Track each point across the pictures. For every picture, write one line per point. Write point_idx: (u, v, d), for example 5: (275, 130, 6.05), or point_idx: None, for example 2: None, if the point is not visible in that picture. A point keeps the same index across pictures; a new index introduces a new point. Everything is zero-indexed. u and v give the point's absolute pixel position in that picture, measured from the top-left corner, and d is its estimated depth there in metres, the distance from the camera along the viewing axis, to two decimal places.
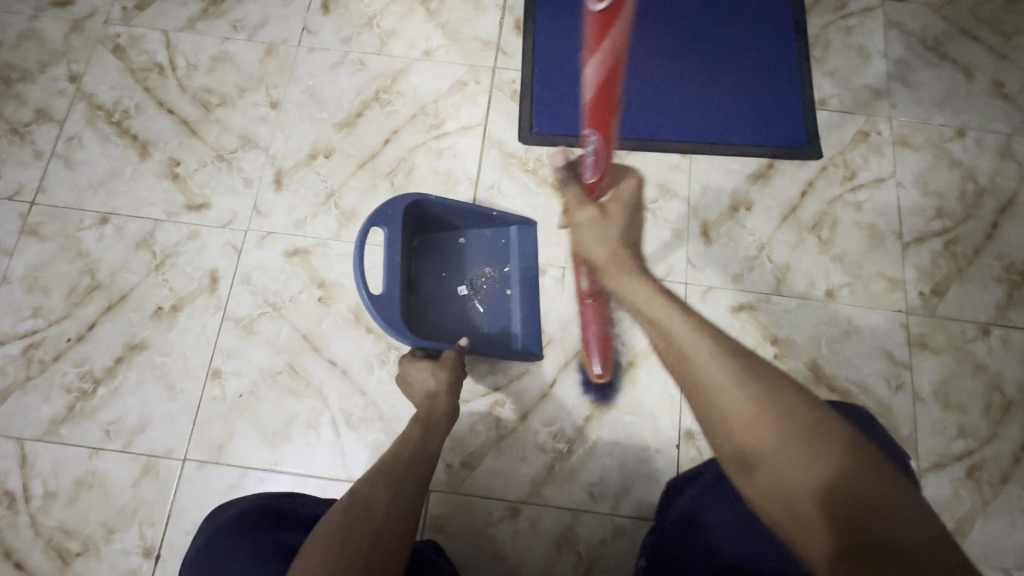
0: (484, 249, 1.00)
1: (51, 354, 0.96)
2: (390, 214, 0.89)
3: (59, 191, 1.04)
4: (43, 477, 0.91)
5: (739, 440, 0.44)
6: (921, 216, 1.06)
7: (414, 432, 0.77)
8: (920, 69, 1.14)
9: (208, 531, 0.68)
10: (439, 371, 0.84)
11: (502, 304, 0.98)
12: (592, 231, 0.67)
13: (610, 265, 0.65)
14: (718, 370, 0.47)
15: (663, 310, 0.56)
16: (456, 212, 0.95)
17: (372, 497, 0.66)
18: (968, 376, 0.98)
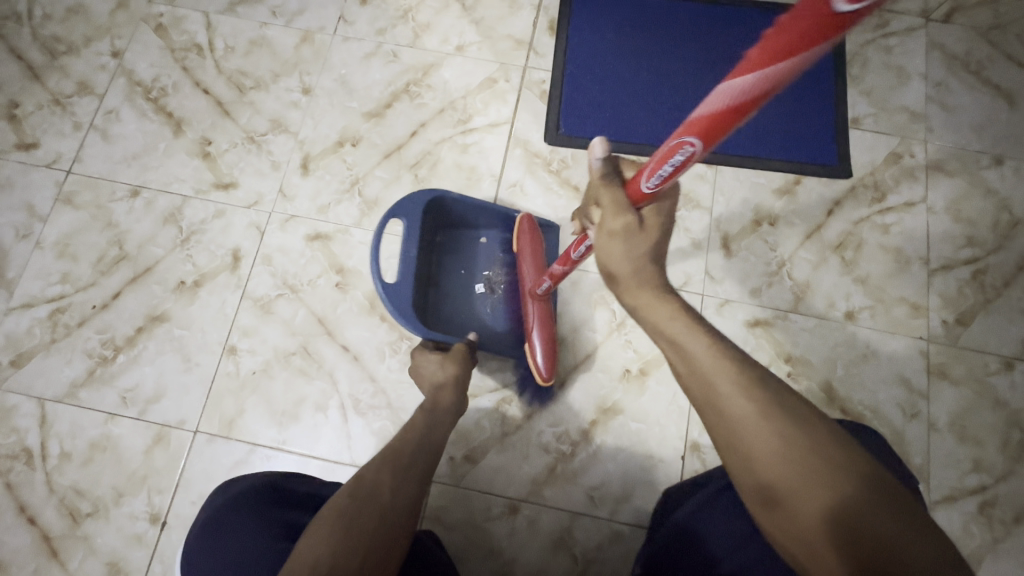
0: (507, 249, 1.00)
1: (77, 319, 0.99)
2: (410, 209, 0.89)
3: (95, 162, 1.07)
4: (60, 438, 0.93)
5: (758, 473, 0.44)
6: (950, 243, 1.03)
7: (418, 420, 0.78)
8: (959, 93, 1.11)
9: (218, 501, 0.70)
10: (447, 363, 0.84)
11: (518, 304, 0.97)
12: (620, 246, 0.54)
13: (636, 283, 0.53)
14: (739, 402, 0.45)
15: (693, 342, 0.49)
16: (477, 211, 0.96)
17: (379, 483, 0.67)
18: (987, 410, 0.95)
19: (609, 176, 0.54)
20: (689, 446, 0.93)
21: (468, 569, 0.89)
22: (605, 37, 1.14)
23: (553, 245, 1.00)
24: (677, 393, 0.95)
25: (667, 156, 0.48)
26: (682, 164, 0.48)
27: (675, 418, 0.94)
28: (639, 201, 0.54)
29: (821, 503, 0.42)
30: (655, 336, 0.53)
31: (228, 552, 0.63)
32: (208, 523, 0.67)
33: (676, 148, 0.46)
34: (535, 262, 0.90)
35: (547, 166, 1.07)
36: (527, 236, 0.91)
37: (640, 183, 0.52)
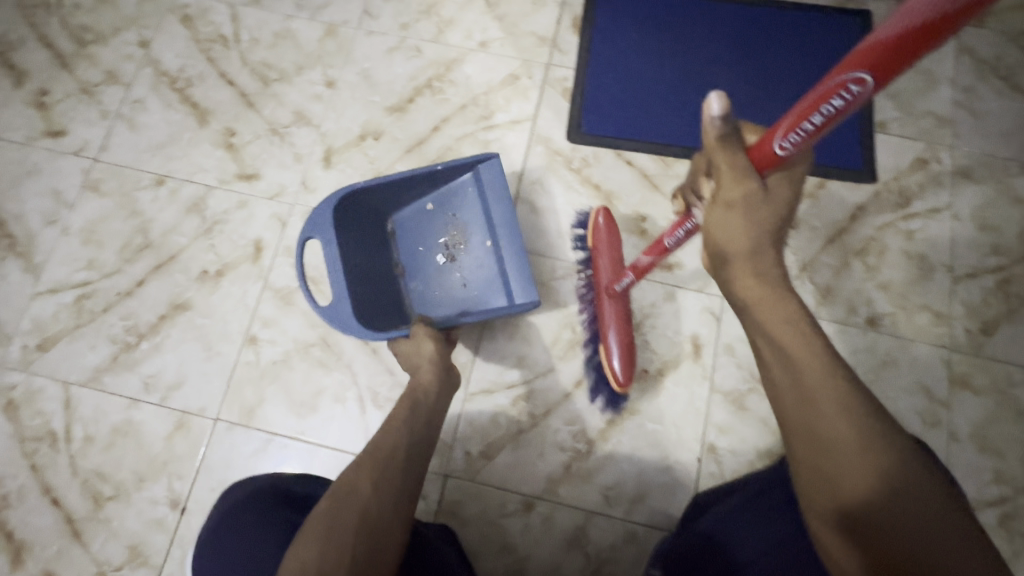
0: (456, 207, 0.97)
1: (101, 306, 1.00)
2: (323, 224, 0.86)
3: (121, 151, 1.08)
4: (84, 422, 0.95)
5: (834, 485, 0.47)
6: (975, 251, 1.02)
7: (401, 409, 0.76)
8: (989, 98, 1.09)
9: (217, 513, 0.71)
10: (417, 343, 0.84)
11: (480, 260, 0.96)
12: (738, 217, 0.54)
13: (742, 261, 0.56)
14: (832, 415, 0.48)
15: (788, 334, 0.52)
16: (398, 183, 0.91)
17: (359, 479, 0.64)
18: (1009, 421, 0.94)
19: (728, 137, 0.53)
20: (705, 448, 0.93)
21: (482, 563, 0.89)
22: (629, 35, 1.14)
23: (495, 177, 0.93)
24: (695, 395, 0.95)
25: (823, 100, 0.46)
26: (838, 110, 0.46)
27: (692, 420, 0.94)
28: (764, 167, 0.53)
29: (889, 524, 0.45)
30: (754, 334, 0.55)
31: (240, 553, 0.65)
32: (216, 528, 0.68)
33: (837, 87, 0.44)
34: (614, 259, 0.93)
35: (568, 164, 1.07)
36: (605, 231, 0.95)
37: (773, 141, 0.51)
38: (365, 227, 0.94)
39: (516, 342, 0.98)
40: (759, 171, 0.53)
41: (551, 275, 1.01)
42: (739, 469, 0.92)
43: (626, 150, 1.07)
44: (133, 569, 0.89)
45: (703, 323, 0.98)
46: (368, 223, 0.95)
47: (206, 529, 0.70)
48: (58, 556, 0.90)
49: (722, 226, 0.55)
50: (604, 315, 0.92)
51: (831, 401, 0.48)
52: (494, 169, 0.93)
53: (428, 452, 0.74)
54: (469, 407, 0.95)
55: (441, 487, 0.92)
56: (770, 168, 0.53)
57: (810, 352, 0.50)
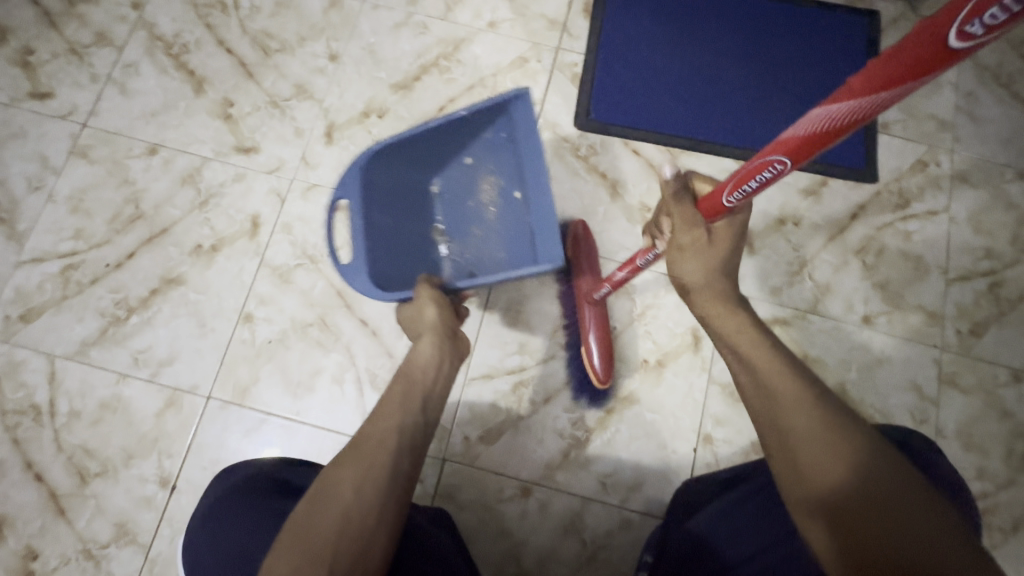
0: (496, 161, 0.89)
1: (89, 277, 0.97)
2: (350, 182, 0.79)
3: (112, 116, 1.04)
4: (70, 396, 0.92)
5: (804, 479, 0.48)
6: (969, 255, 1.04)
7: (397, 388, 0.65)
8: (989, 105, 1.11)
9: (205, 503, 0.68)
10: (419, 309, 0.73)
11: (517, 219, 0.89)
12: (693, 258, 0.60)
13: (704, 291, 0.60)
14: (794, 411, 0.50)
15: (747, 342, 0.56)
16: (428, 134, 0.83)
17: (340, 480, 0.54)
18: (993, 420, 0.97)
19: (679, 193, 0.60)
20: (701, 439, 0.94)
21: (477, 548, 0.90)
22: (640, 23, 1.13)
23: (533, 121, 0.80)
24: (693, 387, 0.96)
25: (753, 172, 0.52)
26: (769, 178, 0.52)
27: (690, 411, 0.95)
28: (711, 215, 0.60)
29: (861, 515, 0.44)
30: (719, 346, 0.59)
31: (227, 544, 0.62)
32: (205, 516, 0.66)
33: (765, 164, 0.51)
34: (591, 268, 0.95)
35: (575, 151, 1.06)
36: (581, 247, 0.96)
37: (721, 197, 0.57)
38: (395, 183, 0.88)
39: (517, 329, 0.98)
40: (706, 220, 0.60)
41: None
42: (734, 460, 0.93)
43: (634, 139, 1.06)
44: (120, 547, 0.87)
45: None
46: (400, 178, 0.88)
47: (197, 514, 0.68)
48: (41, 532, 0.87)
49: (678, 265, 0.61)
50: (583, 324, 0.93)
51: (795, 400, 0.50)
52: (532, 110, 0.80)
53: (429, 440, 0.63)
54: (468, 391, 0.95)
55: (438, 471, 0.92)
56: (722, 213, 0.58)
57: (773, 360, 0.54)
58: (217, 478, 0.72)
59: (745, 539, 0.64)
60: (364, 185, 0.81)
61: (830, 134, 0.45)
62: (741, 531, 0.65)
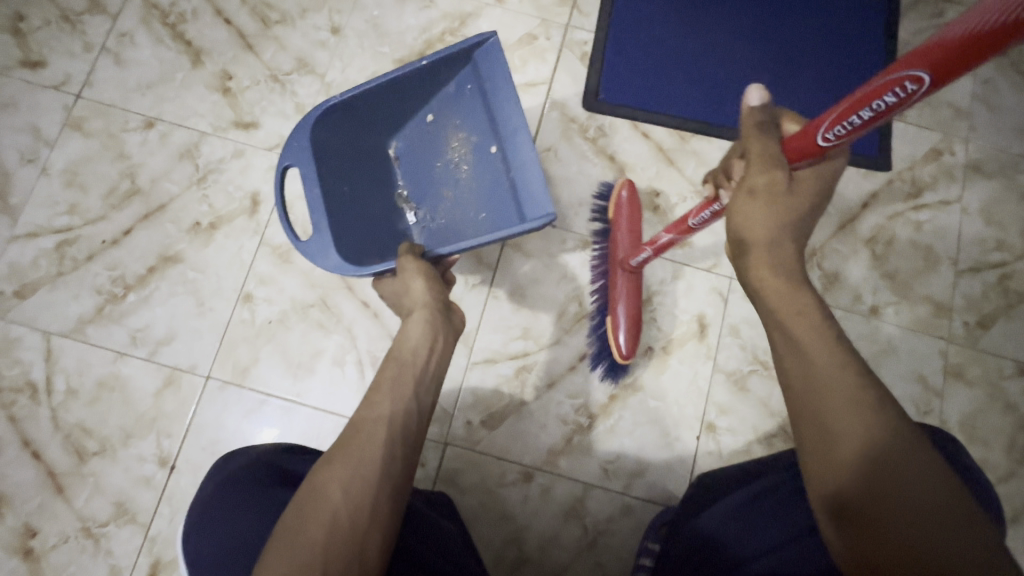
0: (461, 114, 0.88)
1: (84, 254, 0.95)
2: (299, 148, 0.76)
3: (106, 88, 1.00)
4: (66, 374, 0.91)
5: (829, 471, 0.47)
6: (980, 246, 1.02)
7: (387, 372, 0.64)
8: (1007, 92, 1.08)
9: (198, 497, 0.67)
10: (406, 283, 0.71)
11: (490, 173, 0.87)
12: (760, 207, 0.56)
13: (763, 249, 0.56)
14: (833, 404, 0.47)
15: (794, 315, 0.53)
16: (384, 90, 0.81)
17: (329, 478, 0.53)
18: (997, 413, 0.97)
19: (766, 125, 0.56)
20: (704, 427, 0.93)
21: (479, 532, 0.90)
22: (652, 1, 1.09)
23: (495, 64, 0.80)
24: (698, 374, 0.95)
25: (870, 97, 0.45)
26: (891, 106, 0.45)
27: (693, 399, 0.94)
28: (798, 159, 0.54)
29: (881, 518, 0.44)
30: (767, 319, 0.55)
31: (227, 537, 0.61)
32: (199, 511, 0.64)
33: (887, 86, 0.43)
34: (631, 233, 0.91)
35: (583, 133, 1.03)
36: (627, 208, 0.92)
37: (820, 131, 0.50)
38: (354, 147, 0.86)
39: (521, 313, 0.96)
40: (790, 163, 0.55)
41: (561, 247, 0.99)
42: (737, 448, 0.93)
43: (643, 121, 1.04)
44: (119, 526, 0.86)
45: (710, 302, 0.97)
46: (358, 142, 0.86)
47: (192, 507, 0.66)
48: (40, 511, 0.86)
49: (746, 213, 0.56)
50: (614, 291, 0.91)
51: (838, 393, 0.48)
52: (493, 52, 0.80)
53: (422, 426, 0.62)
54: (470, 375, 0.94)
55: (440, 455, 0.91)
56: (818, 153, 0.52)
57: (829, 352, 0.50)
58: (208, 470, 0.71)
59: (756, 536, 0.63)
60: (319, 150, 0.79)
61: (969, 58, 0.37)
62: (753, 526, 0.64)
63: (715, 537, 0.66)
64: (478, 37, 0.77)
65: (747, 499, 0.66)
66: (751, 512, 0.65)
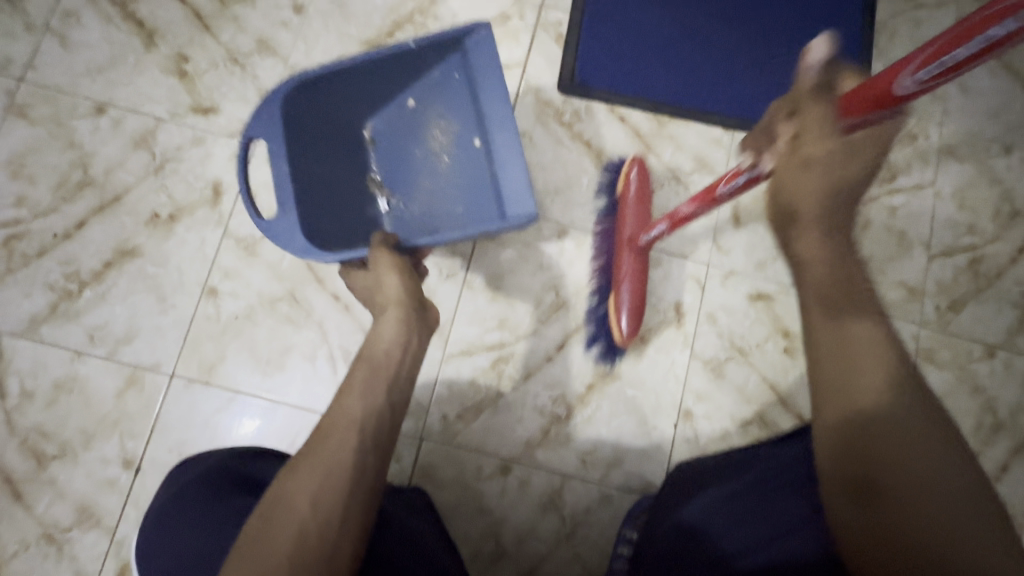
0: (443, 100, 0.85)
1: (35, 249, 0.90)
2: (268, 120, 0.72)
3: (51, 71, 0.94)
4: (20, 375, 0.87)
5: (860, 446, 0.46)
6: (952, 230, 1.03)
7: (358, 375, 0.61)
8: (981, 76, 1.08)
9: (156, 508, 0.65)
10: (378, 279, 0.68)
11: (473, 166, 0.84)
12: (814, 175, 0.51)
13: (811, 215, 0.52)
14: (873, 389, 0.47)
15: (841, 296, 0.51)
16: (363, 68, 0.77)
17: (295, 489, 0.51)
18: (965, 394, 0.99)
19: (820, 92, 0.53)
20: (681, 415, 0.94)
21: (456, 525, 0.89)
22: None
23: (487, 56, 0.76)
24: (675, 362, 0.95)
25: (956, 42, 0.43)
26: (968, 56, 0.43)
27: (670, 387, 0.94)
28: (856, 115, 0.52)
29: (905, 517, 0.44)
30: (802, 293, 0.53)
31: (185, 545, 0.59)
32: (155, 523, 0.63)
33: (973, 32, 0.42)
34: (640, 213, 0.91)
35: (559, 118, 1.00)
36: (637, 189, 0.92)
37: (902, 75, 0.48)
38: (328, 126, 0.82)
39: (497, 304, 0.94)
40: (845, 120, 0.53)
41: (536, 236, 0.97)
42: (714, 435, 0.93)
43: (620, 105, 1.01)
44: (83, 531, 0.84)
45: (687, 290, 0.97)
46: (332, 122, 0.83)
47: (149, 520, 0.64)
48: None
49: (792, 178, 0.52)
50: (619, 271, 0.91)
51: (875, 375, 0.47)
52: (486, 43, 0.76)
53: (395, 428, 0.60)
54: (446, 368, 0.92)
55: (416, 450, 0.90)
56: (890, 104, 0.50)
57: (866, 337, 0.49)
58: (169, 477, 0.69)
59: (739, 532, 0.62)
60: (288, 124, 0.74)
61: None
62: (739, 520, 0.63)
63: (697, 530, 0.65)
64: (477, 26, 0.75)
65: (736, 493, 0.66)
66: (735, 509, 0.64)
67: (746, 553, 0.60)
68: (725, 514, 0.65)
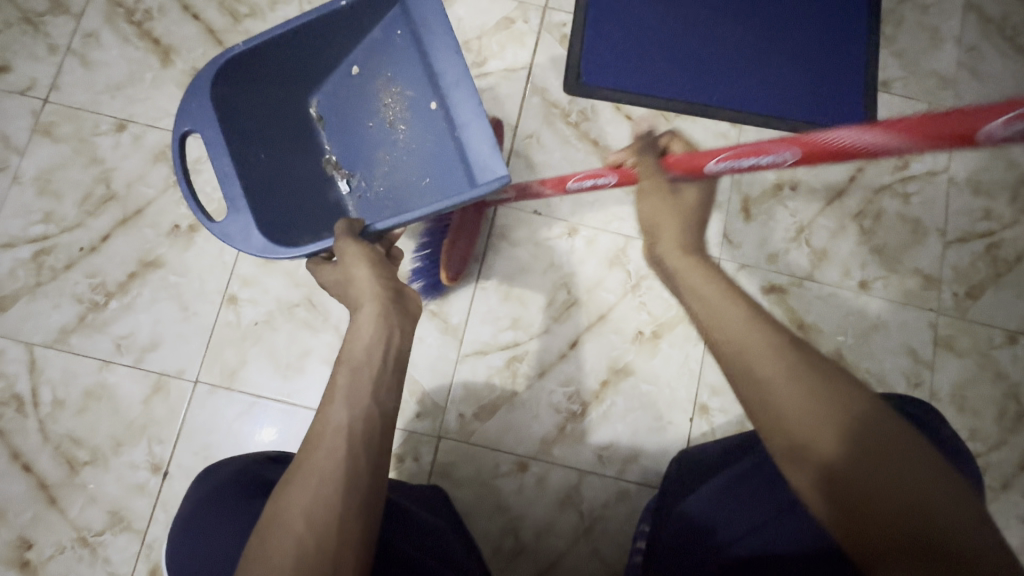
0: (394, 67, 0.86)
1: (63, 262, 0.93)
2: (200, 112, 0.74)
3: (74, 91, 0.98)
4: (52, 385, 0.90)
5: (803, 450, 0.44)
6: (968, 216, 1.02)
7: (340, 378, 0.61)
8: (992, 59, 1.07)
9: (174, 531, 0.67)
10: (348, 271, 0.70)
11: (429, 130, 0.85)
12: (669, 205, 0.63)
13: (670, 237, 0.62)
14: (786, 382, 0.46)
15: (727, 307, 0.53)
16: (290, 40, 0.78)
17: (289, 505, 0.52)
18: (987, 382, 0.97)
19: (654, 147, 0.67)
20: (697, 409, 0.94)
21: (475, 523, 0.90)
22: None
23: (426, 8, 0.79)
24: (689, 356, 0.95)
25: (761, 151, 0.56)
26: (759, 163, 0.58)
27: (685, 381, 0.94)
28: (679, 173, 0.64)
29: (877, 490, 0.41)
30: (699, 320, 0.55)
31: (208, 556, 0.60)
32: (176, 546, 0.64)
33: (772, 149, 0.55)
34: None
35: (566, 118, 1.01)
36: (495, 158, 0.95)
37: (712, 159, 0.60)
38: (266, 108, 0.83)
39: (510, 303, 0.95)
40: (671, 173, 0.64)
41: (546, 234, 0.98)
42: (731, 429, 0.93)
43: (627, 103, 1.02)
44: (115, 534, 0.86)
45: None
46: (271, 103, 0.84)
47: (171, 545, 0.66)
48: (34, 522, 0.86)
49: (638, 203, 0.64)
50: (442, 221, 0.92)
51: (778, 368, 0.47)
52: None
53: (387, 429, 0.60)
54: (461, 368, 0.93)
55: (434, 449, 0.91)
56: (701, 175, 0.62)
57: (767, 335, 0.50)
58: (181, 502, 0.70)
59: (736, 519, 0.63)
60: (221, 109, 0.76)
61: (834, 155, 0.52)
62: (740, 505, 0.63)
63: (703, 522, 0.65)
64: None
65: (732, 478, 0.65)
66: (733, 495, 0.64)
67: (745, 539, 0.61)
68: (724, 501, 0.64)
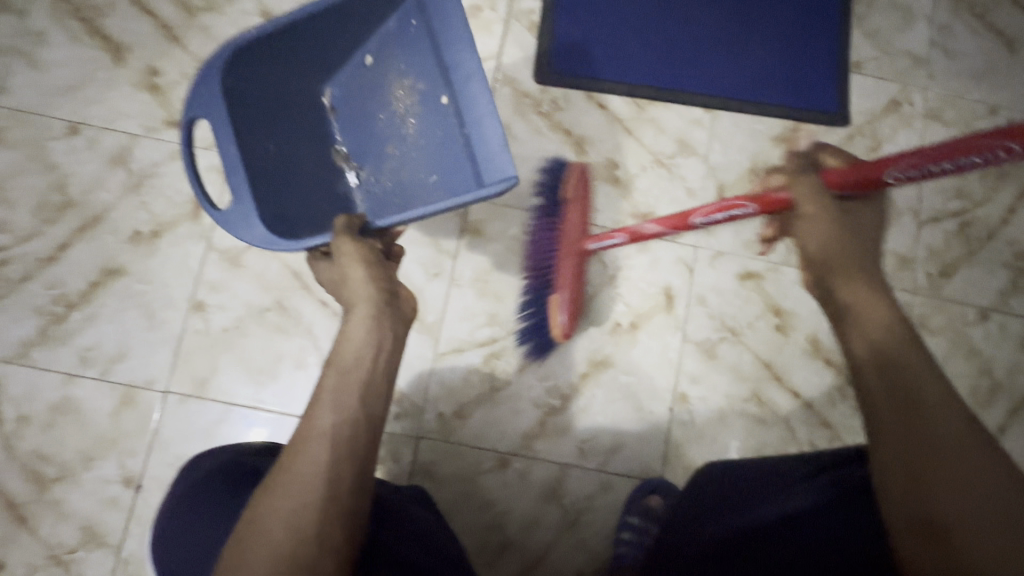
0: (408, 59, 0.82)
1: (20, 274, 0.90)
2: (206, 94, 0.71)
3: (22, 93, 0.93)
4: (16, 402, 0.87)
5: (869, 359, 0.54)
6: (940, 195, 1.02)
7: (328, 381, 0.60)
8: (963, 37, 1.06)
9: (165, 513, 0.66)
10: (343, 270, 0.68)
11: (439, 126, 0.81)
12: (826, 225, 0.61)
13: (835, 265, 0.61)
14: (873, 313, 0.56)
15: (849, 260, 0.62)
16: (300, 28, 0.75)
17: (268, 514, 0.51)
18: (960, 359, 0.98)
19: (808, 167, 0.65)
20: (676, 398, 0.94)
21: (461, 521, 0.89)
22: None
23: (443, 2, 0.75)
24: (668, 345, 0.95)
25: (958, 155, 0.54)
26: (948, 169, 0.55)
27: (666, 370, 0.94)
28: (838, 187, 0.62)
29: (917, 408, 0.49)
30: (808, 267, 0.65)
31: (187, 548, 0.60)
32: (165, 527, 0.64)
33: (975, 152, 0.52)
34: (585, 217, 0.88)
35: (537, 108, 0.99)
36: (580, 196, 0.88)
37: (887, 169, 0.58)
38: (275, 97, 0.80)
39: (486, 299, 0.94)
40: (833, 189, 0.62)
41: (523, 228, 0.96)
42: (711, 417, 0.94)
43: (600, 91, 1.00)
44: (89, 551, 0.84)
45: (676, 273, 0.96)
46: (280, 92, 0.81)
47: (161, 524, 0.66)
48: (3, 543, 0.84)
49: (808, 233, 0.62)
50: (559, 275, 0.87)
51: (870, 305, 0.57)
52: None
53: (374, 434, 0.59)
54: (439, 367, 0.92)
55: (415, 449, 0.90)
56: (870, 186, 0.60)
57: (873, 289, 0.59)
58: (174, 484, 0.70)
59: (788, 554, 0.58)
60: (231, 97, 0.73)
61: None
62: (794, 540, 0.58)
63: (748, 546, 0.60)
64: None
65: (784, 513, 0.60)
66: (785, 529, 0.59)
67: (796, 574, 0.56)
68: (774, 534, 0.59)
